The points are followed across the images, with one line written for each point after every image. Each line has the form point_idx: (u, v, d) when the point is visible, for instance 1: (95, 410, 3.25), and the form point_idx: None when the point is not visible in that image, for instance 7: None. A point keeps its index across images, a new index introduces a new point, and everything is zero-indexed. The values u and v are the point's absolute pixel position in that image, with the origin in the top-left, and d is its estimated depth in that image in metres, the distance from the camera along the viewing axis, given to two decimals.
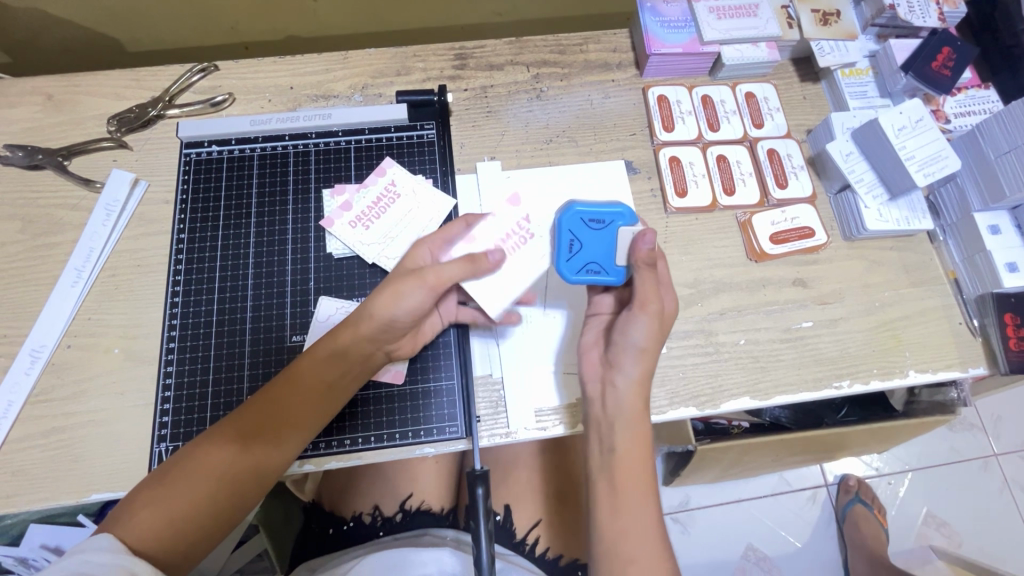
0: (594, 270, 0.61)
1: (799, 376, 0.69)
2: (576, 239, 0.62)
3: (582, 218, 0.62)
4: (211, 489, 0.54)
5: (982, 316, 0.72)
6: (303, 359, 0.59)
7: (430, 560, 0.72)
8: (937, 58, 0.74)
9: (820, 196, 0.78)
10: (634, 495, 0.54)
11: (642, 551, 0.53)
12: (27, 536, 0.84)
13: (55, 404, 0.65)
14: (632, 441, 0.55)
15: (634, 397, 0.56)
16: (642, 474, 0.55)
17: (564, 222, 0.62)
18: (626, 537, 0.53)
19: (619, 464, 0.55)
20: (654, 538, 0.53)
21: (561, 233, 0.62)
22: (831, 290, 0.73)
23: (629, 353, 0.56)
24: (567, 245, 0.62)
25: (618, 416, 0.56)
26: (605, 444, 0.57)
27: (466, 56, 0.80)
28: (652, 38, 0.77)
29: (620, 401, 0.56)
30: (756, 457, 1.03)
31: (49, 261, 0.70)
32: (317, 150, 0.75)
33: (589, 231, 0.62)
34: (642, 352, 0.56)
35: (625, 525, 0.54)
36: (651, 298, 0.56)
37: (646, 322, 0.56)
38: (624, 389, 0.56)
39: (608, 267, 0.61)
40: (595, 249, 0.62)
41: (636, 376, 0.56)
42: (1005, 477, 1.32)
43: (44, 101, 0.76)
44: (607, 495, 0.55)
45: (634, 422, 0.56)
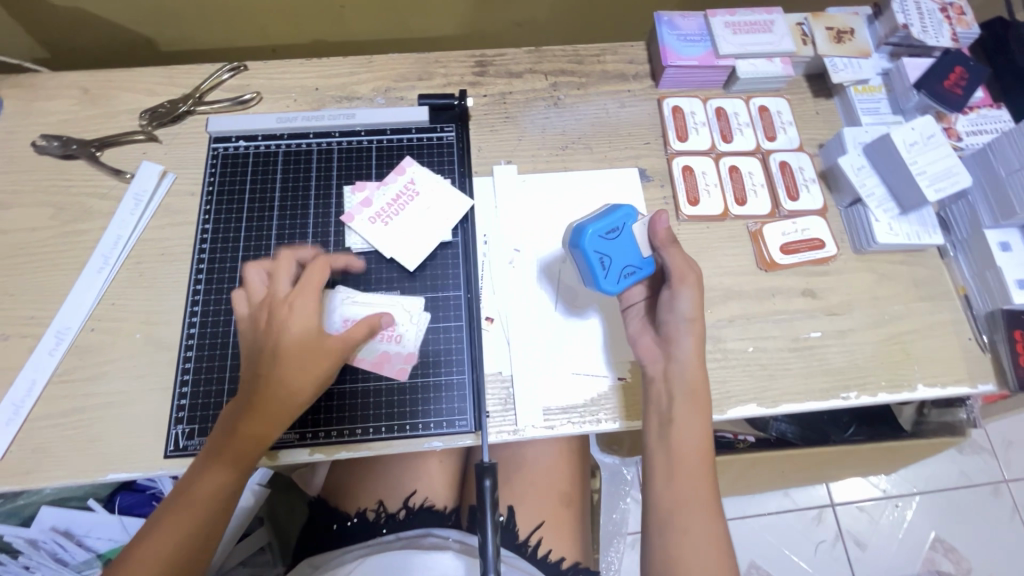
0: (631, 271, 0.63)
1: (806, 385, 0.69)
2: (604, 256, 0.62)
3: (600, 236, 0.62)
4: (209, 509, 0.56)
5: (991, 332, 0.72)
6: (276, 376, 0.56)
7: (432, 564, 0.71)
8: (948, 77, 0.76)
9: (831, 209, 0.78)
10: (690, 463, 0.57)
11: (697, 518, 0.55)
12: (38, 518, 0.86)
13: (76, 384, 0.66)
14: (691, 413, 0.58)
15: (692, 366, 0.59)
16: (698, 448, 0.58)
17: (586, 246, 0.61)
18: (685, 508, 0.56)
19: (678, 435, 0.58)
20: (708, 505, 0.56)
21: (588, 256, 0.62)
22: (840, 302, 0.73)
23: (681, 326, 0.60)
24: (600, 264, 0.62)
25: (679, 387, 0.59)
26: (662, 415, 0.59)
27: (486, 64, 0.83)
28: (668, 50, 0.79)
29: (682, 373, 0.59)
30: (761, 472, 1.02)
31: (77, 247, 0.72)
32: (339, 148, 0.78)
33: (611, 242, 0.62)
34: (690, 324, 0.60)
35: (684, 494, 0.56)
36: (686, 271, 0.62)
37: (691, 293, 0.61)
38: (685, 360, 0.60)
39: (638, 262, 0.63)
40: (624, 255, 0.63)
41: (692, 346, 0.60)
42: (1015, 504, 1.31)
43: (80, 94, 0.79)
44: (664, 466, 0.57)
45: (692, 392, 0.59)
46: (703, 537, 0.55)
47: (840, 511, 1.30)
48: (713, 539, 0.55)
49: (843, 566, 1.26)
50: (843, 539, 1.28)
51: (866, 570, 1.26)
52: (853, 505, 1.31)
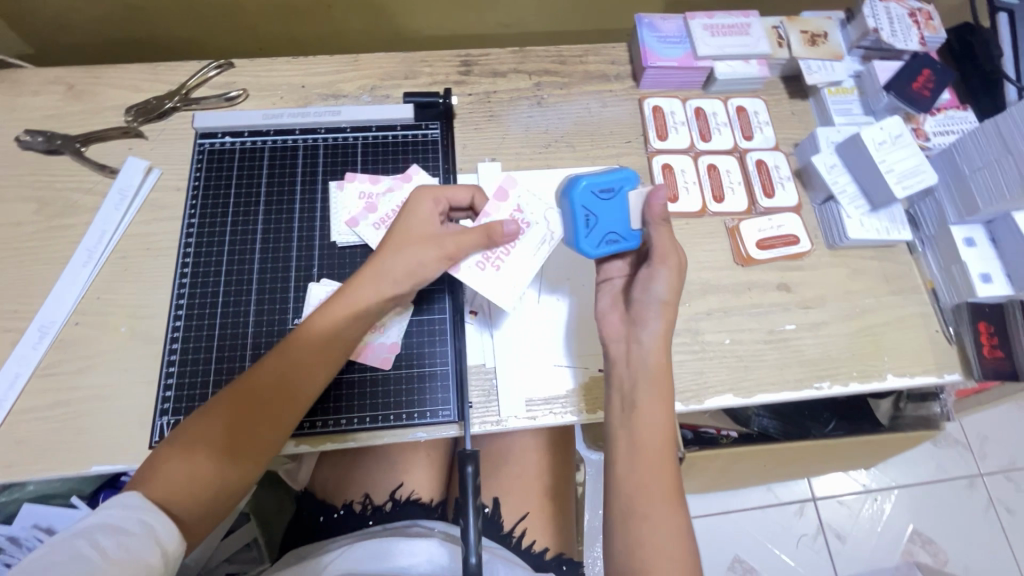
0: (615, 240, 0.63)
1: (781, 376, 0.72)
2: (591, 215, 0.62)
3: (593, 191, 0.61)
4: (218, 455, 0.55)
5: (957, 324, 0.75)
6: (297, 338, 0.60)
7: (414, 551, 0.72)
8: (917, 79, 0.79)
9: (805, 206, 0.81)
10: (652, 451, 0.58)
11: (655, 505, 0.56)
12: (21, 515, 0.85)
13: (61, 377, 0.67)
14: (654, 403, 0.59)
15: (656, 355, 0.60)
16: (659, 438, 0.59)
17: (576, 199, 0.62)
18: (643, 494, 0.57)
19: (642, 424, 0.59)
20: (669, 492, 0.57)
21: (576, 211, 0.62)
22: (814, 295, 0.76)
23: (651, 308, 0.61)
24: (585, 222, 0.62)
25: (642, 373, 0.60)
26: (625, 401, 0.60)
27: (471, 63, 0.84)
28: (648, 51, 0.81)
29: (644, 359, 0.60)
30: (742, 466, 1.04)
31: (62, 241, 0.73)
32: (325, 144, 0.79)
33: (602, 202, 0.62)
34: (663, 307, 0.61)
35: (644, 482, 0.57)
36: (670, 254, 0.61)
37: (669, 276, 0.61)
38: (648, 345, 0.60)
39: (625, 234, 0.63)
40: (612, 220, 0.62)
41: (658, 335, 0.60)
42: (989, 496, 1.34)
43: (65, 90, 0.80)
44: (626, 453, 0.59)
45: (655, 380, 0.59)
46: (661, 522, 0.56)
47: (820, 505, 1.33)
48: (672, 522, 0.56)
49: (824, 559, 1.29)
50: (824, 533, 1.31)
51: (846, 562, 1.29)
52: (833, 499, 1.34)
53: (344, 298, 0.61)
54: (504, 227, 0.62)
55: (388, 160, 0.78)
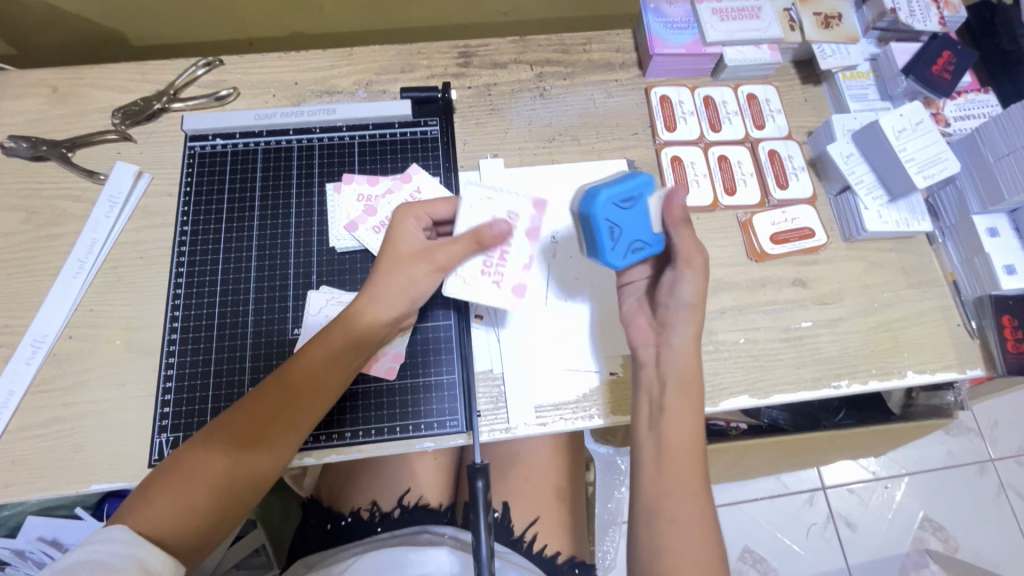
0: (640, 248, 0.60)
1: (797, 375, 0.69)
2: (614, 225, 0.59)
3: (614, 202, 0.58)
4: (213, 487, 0.53)
5: (980, 318, 0.72)
6: (299, 363, 0.58)
7: (427, 560, 0.70)
8: (937, 62, 0.75)
9: (820, 197, 0.78)
10: (681, 453, 0.55)
11: (682, 506, 0.53)
12: (24, 528, 0.83)
13: (55, 394, 0.65)
14: (685, 403, 0.56)
15: (686, 355, 0.57)
16: (688, 437, 0.56)
17: (599, 211, 0.58)
18: (670, 495, 0.54)
19: (666, 426, 0.56)
20: (698, 493, 0.54)
21: (598, 224, 0.58)
22: (830, 291, 0.73)
23: (680, 312, 0.58)
24: (608, 233, 0.59)
25: (671, 375, 0.57)
26: (653, 405, 0.58)
27: (470, 54, 0.81)
28: (655, 38, 0.78)
29: (673, 362, 0.57)
30: (754, 459, 1.03)
31: (51, 252, 0.70)
32: (320, 144, 0.76)
33: (624, 212, 0.59)
34: (691, 311, 0.58)
35: (671, 484, 0.54)
36: (693, 254, 0.58)
37: (695, 279, 0.58)
38: (677, 347, 0.58)
39: (648, 238, 0.60)
40: (637, 226, 0.59)
41: (689, 335, 0.58)
42: (1001, 482, 1.33)
43: (48, 93, 0.77)
44: (652, 454, 0.56)
45: (684, 381, 0.57)
46: (686, 524, 0.53)
47: (830, 494, 1.32)
48: (699, 525, 0.53)
49: (834, 547, 1.28)
50: (834, 522, 1.30)
51: (857, 551, 1.28)
52: (843, 488, 1.32)
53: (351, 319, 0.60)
54: (493, 229, 0.60)
55: (386, 160, 0.75)
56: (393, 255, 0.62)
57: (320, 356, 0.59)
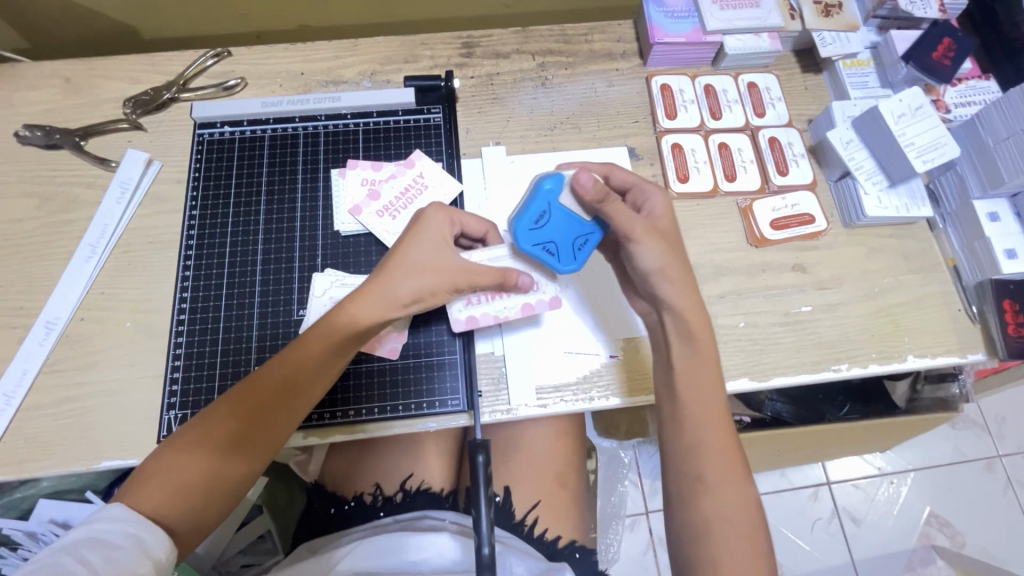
0: (582, 241, 0.63)
1: (797, 359, 0.70)
2: (545, 244, 0.62)
3: (529, 228, 0.62)
4: (208, 471, 0.54)
5: (981, 302, 0.72)
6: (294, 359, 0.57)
7: (427, 545, 0.71)
8: (937, 49, 0.75)
9: (821, 183, 0.78)
10: (707, 426, 0.58)
11: (721, 483, 0.56)
12: (37, 511, 0.84)
13: (68, 374, 0.66)
14: (694, 365, 0.59)
15: (686, 311, 0.58)
16: (709, 406, 0.58)
17: (523, 244, 0.62)
18: (706, 468, 0.57)
19: (687, 394, 0.59)
20: (729, 461, 0.57)
21: (531, 251, 0.62)
22: (830, 276, 0.73)
23: (650, 279, 0.59)
24: (546, 254, 0.62)
25: (678, 336, 0.59)
26: (665, 369, 0.61)
27: (473, 45, 0.82)
28: (655, 27, 0.79)
29: (675, 321, 0.59)
30: (756, 450, 1.03)
31: (64, 237, 0.72)
32: (326, 132, 0.77)
33: (542, 229, 0.62)
34: (660, 273, 0.58)
35: (704, 456, 0.57)
36: (633, 225, 0.58)
37: (651, 246, 0.58)
38: (672, 308, 0.59)
39: (583, 229, 0.62)
40: (561, 230, 0.62)
41: (677, 291, 0.58)
42: (1008, 478, 1.32)
43: (62, 83, 0.79)
44: (677, 433, 0.59)
45: (690, 336, 0.59)
46: (725, 500, 0.56)
47: (835, 489, 1.31)
48: (738, 497, 0.56)
49: (839, 542, 1.28)
50: (839, 517, 1.29)
51: (862, 546, 1.27)
52: (848, 483, 1.32)
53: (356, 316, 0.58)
54: (518, 280, 0.62)
55: (390, 146, 0.77)
56: (404, 246, 0.60)
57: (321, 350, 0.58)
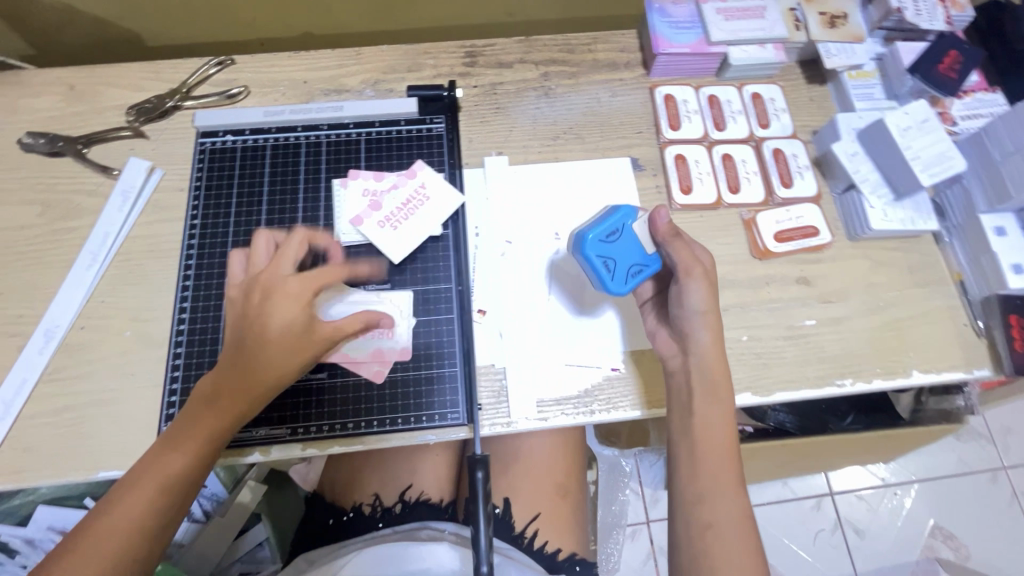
0: (638, 270, 0.63)
1: (800, 374, 0.69)
2: (607, 258, 0.63)
3: (600, 240, 0.63)
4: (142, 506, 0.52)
5: (987, 317, 0.72)
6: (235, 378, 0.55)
7: (426, 555, 0.71)
8: (943, 60, 0.75)
9: (825, 196, 0.78)
10: (717, 461, 0.58)
11: (721, 503, 0.56)
12: (35, 517, 0.85)
13: (67, 382, 0.66)
14: (710, 403, 0.59)
15: (713, 360, 0.60)
16: (720, 439, 0.58)
17: (586, 252, 0.62)
18: (709, 499, 0.57)
19: (699, 430, 0.59)
20: (736, 497, 0.57)
21: (591, 261, 0.62)
22: (834, 289, 0.73)
23: (694, 319, 0.61)
24: (603, 268, 0.62)
25: (699, 377, 0.60)
26: (682, 408, 0.61)
27: (476, 54, 0.82)
28: (659, 37, 0.78)
29: (702, 365, 0.60)
30: (758, 462, 1.02)
31: (66, 244, 0.72)
32: (328, 141, 0.77)
33: (612, 244, 0.63)
34: (703, 316, 0.60)
35: (709, 486, 0.57)
36: (693, 264, 0.61)
37: (701, 287, 0.60)
38: (701, 352, 0.60)
39: (646, 260, 0.63)
40: (628, 252, 0.63)
41: (710, 338, 0.60)
42: (1014, 490, 1.31)
43: (65, 91, 0.79)
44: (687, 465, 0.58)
45: (713, 383, 0.59)
46: (722, 520, 0.56)
47: (838, 500, 1.30)
48: (738, 519, 0.56)
49: (842, 554, 1.27)
50: (842, 528, 1.28)
51: (865, 557, 1.26)
52: (852, 494, 1.31)
53: (274, 334, 0.54)
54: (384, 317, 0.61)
55: (392, 156, 0.76)
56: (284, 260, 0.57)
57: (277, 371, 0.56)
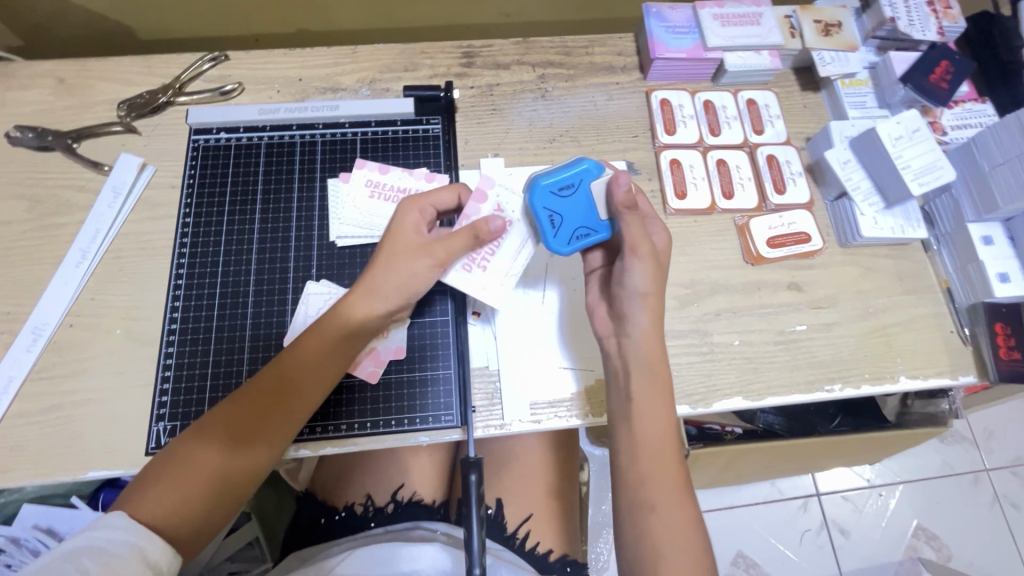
0: (582, 233, 0.61)
1: (791, 379, 0.70)
2: (555, 214, 0.61)
3: (553, 190, 0.60)
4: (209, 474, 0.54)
5: (973, 325, 0.73)
6: (308, 342, 0.59)
7: (417, 556, 0.71)
8: (935, 70, 0.76)
9: (817, 203, 0.79)
10: (655, 453, 0.56)
11: (667, 503, 0.55)
12: (19, 516, 0.83)
13: (56, 381, 0.65)
14: (650, 392, 0.57)
15: (650, 343, 0.58)
16: (658, 429, 0.57)
17: (535, 202, 0.60)
18: (650, 492, 0.55)
19: (639, 421, 0.57)
20: (679, 492, 0.55)
21: (537, 213, 0.61)
22: (825, 295, 0.74)
23: (633, 301, 0.58)
24: (549, 222, 0.61)
25: (635, 363, 0.58)
26: (620, 394, 0.58)
27: (473, 55, 0.82)
28: (656, 41, 0.79)
29: (636, 349, 0.58)
30: (747, 463, 1.03)
31: (55, 240, 0.71)
32: (323, 140, 0.76)
33: (563, 199, 0.60)
34: (644, 299, 0.58)
35: (647, 476, 0.56)
36: (641, 242, 0.58)
37: (644, 267, 0.58)
38: (637, 336, 0.58)
39: (594, 225, 0.61)
40: (577, 213, 0.61)
41: (647, 323, 0.58)
42: (995, 492, 1.33)
43: (55, 84, 0.77)
44: (628, 454, 0.57)
45: (651, 369, 0.57)
46: (671, 520, 0.54)
47: (824, 500, 1.32)
48: (685, 521, 0.54)
49: (827, 554, 1.28)
50: (827, 528, 1.30)
51: (849, 557, 1.28)
52: (837, 495, 1.33)
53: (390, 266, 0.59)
54: (491, 225, 0.60)
55: (389, 156, 0.76)
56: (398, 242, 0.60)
57: (398, 289, 0.60)
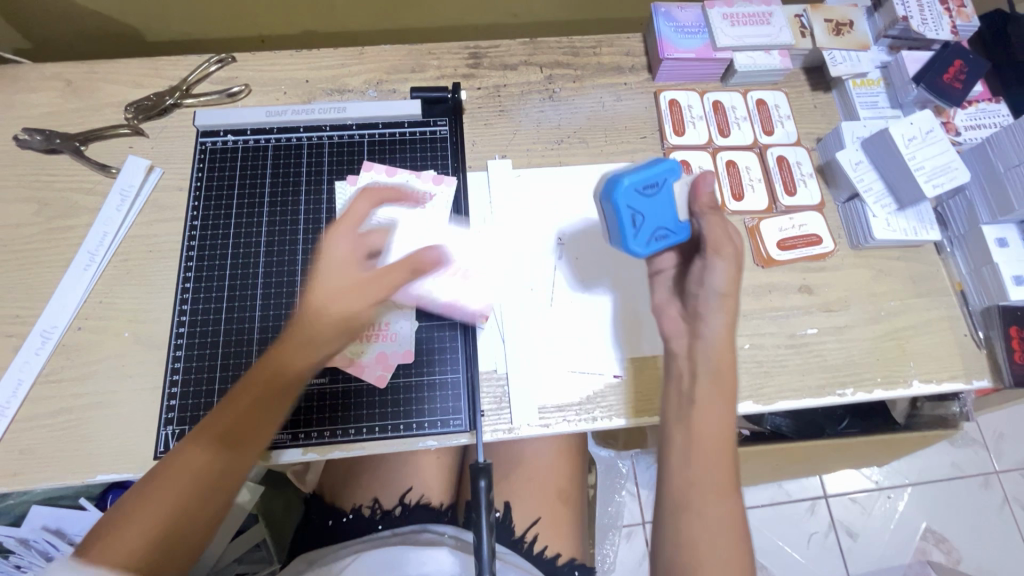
0: (662, 234, 0.60)
1: (802, 383, 0.69)
2: (637, 214, 0.59)
3: (637, 189, 0.58)
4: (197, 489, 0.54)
5: (987, 328, 0.72)
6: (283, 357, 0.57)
7: (426, 559, 0.70)
8: (948, 71, 0.75)
9: (828, 204, 0.78)
10: (715, 455, 0.54)
11: (711, 501, 0.53)
12: (29, 517, 0.84)
13: (64, 384, 0.65)
14: (717, 398, 0.55)
15: (722, 349, 0.56)
16: (720, 432, 0.55)
17: (620, 200, 0.58)
18: (700, 493, 0.53)
19: (702, 423, 0.55)
20: (726, 493, 0.53)
21: (620, 211, 0.59)
22: (837, 298, 0.73)
23: (712, 301, 0.57)
24: (630, 221, 0.59)
25: (706, 368, 0.55)
26: (683, 397, 0.56)
27: (480, 55, 0.81)
28: (665, 42, 0.78)
29: (707, 354, 0.56)
30: (756, 464, 1.02)
31: (62, 243, 0.71)
32: (330, 143, 0.76)
33: (647, 199, 0.59)
34: (723, 299, 0.57)
35: (701, 478, 0.53)
36: (724, 242, 0.58)
37: (725, 267, 0.57)
38: (711, 339, 0.56)
39: (673, 226, 0.60)
40: (663, 214, 0.59)
41: (723, 326, 0.56)
42: (1005, 494, 1.32)
43: (63, 86, 0.77)
44: (683, 453, 0.54)
45: (719, 376, 0.55)
46: (715, 523, 0.52)
47: (832, 502, 1.31)
48: (730, 525, 0.52)
49: (835, 556, 1.27)
50: (835, 530, 1.29)
51: (857, 560, 1.27)
52: (845, 497, 1.32)
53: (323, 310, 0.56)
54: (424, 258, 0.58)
55: (397, 158, 0.76)
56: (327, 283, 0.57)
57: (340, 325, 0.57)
